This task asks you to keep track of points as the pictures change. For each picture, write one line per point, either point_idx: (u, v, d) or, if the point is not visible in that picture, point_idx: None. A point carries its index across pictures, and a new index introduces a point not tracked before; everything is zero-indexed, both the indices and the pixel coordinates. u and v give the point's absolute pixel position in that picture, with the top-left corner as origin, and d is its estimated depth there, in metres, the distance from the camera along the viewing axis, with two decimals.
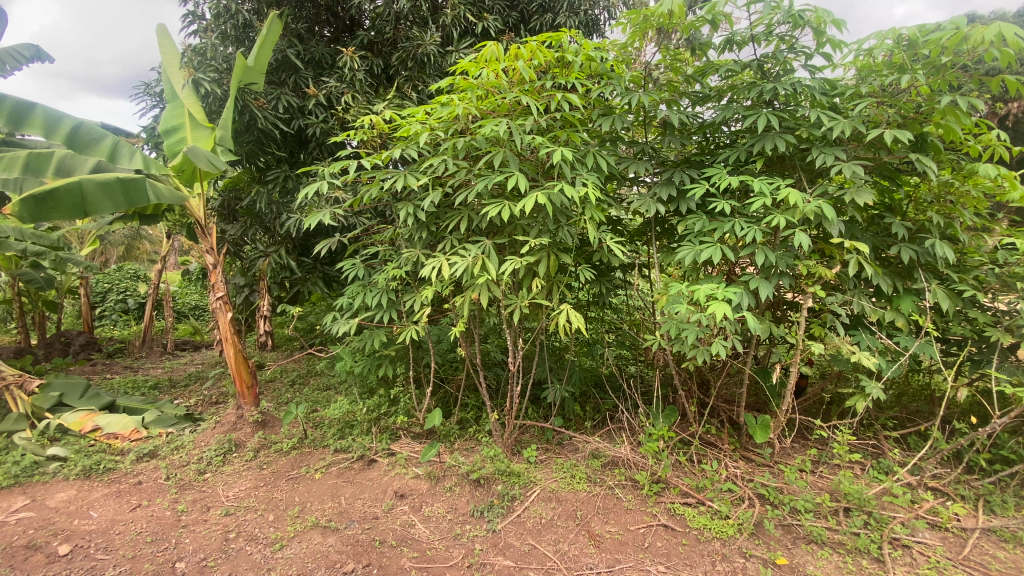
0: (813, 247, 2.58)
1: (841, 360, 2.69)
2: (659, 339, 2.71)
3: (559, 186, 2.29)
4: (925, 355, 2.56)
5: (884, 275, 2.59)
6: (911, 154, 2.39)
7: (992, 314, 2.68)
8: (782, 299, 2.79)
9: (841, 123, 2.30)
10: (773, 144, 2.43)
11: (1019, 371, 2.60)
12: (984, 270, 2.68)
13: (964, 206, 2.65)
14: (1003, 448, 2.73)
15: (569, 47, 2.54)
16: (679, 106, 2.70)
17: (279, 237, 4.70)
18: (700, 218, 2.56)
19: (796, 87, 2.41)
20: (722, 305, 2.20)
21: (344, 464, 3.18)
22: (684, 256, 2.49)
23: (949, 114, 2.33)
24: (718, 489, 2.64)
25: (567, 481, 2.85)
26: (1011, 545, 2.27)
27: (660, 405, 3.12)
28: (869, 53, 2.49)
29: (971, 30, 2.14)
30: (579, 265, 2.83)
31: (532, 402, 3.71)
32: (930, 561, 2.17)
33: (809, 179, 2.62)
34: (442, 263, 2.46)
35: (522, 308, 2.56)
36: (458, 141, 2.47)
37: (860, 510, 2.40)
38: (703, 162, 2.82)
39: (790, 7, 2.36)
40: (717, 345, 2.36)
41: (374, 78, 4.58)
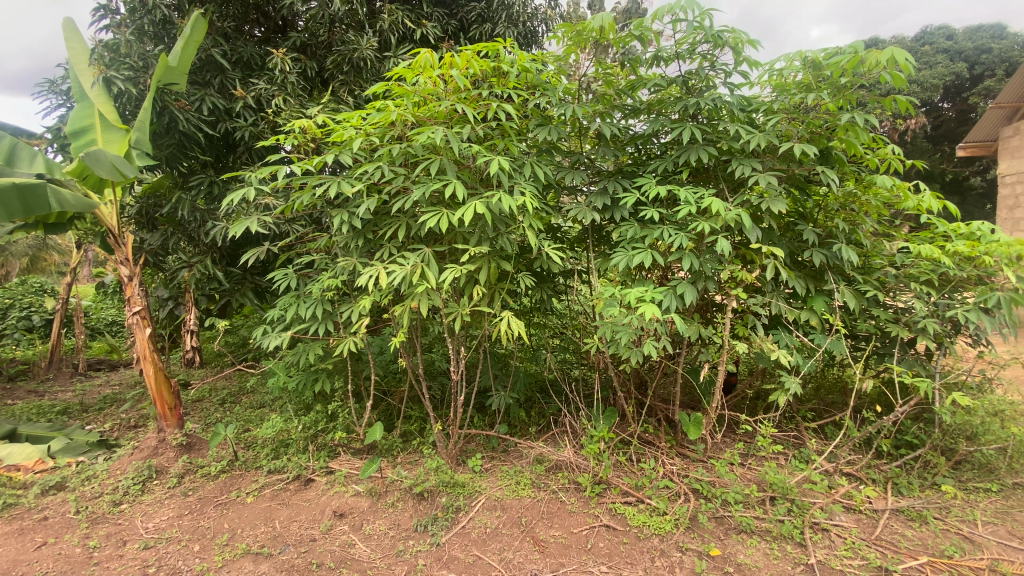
0: (735, 253, 2.74)
1: (764, 357, 2.87)
2: (597, 342, 2.77)
3: (494, 194, 2.29)
4: (837, 351, 2.77)
5: (799, 278, 2.79)
6: (818, 166, 2.59)
7: (893, 311, 2.95)
8: (710, 301, 2.95)
9: (756, 137, 2.46)
10: (697, 156, 2.57)
11: (916, 363, 2.88)
12: (884, 272, 2.94)
13: (866, 214, 2.92)
14: (905, 434, 3.01)
15: (505, 57, 2.58)
16: (612, 118, 2.80)
17: (203, 246, 4.41)
18: (632, 226, 2.64)
19: (718, 103, 2.56)
20: (653, 308, 2.28)
21: (279, 486, 3.02)
22: (618, 263, 2.57)
23: (849, 130, 2.56)
24: (656, 487, 2.74)
25: (511, 488, 2.85)
26: (916, 523, 2.48)
27: (600, 407, 3.23)
28: (780, 73, 2.65)
29: (865, 54, 2.36)
30: (521, 273, 2.84)
31: (478, 410, 3.69)
32: (846, 542, 2.34)
33: (731, 189, 2.78)
34: (379, 272, 2.37)
35: (463, 317, 2.52)
36: (393, 148, 2.42)
37: (784, 499, 2.56)
38: (635, 172, 2.94)
39: (710, 28, 2.49)
40: (648, 347, 2.46)
41: (308, 81, 4.44)
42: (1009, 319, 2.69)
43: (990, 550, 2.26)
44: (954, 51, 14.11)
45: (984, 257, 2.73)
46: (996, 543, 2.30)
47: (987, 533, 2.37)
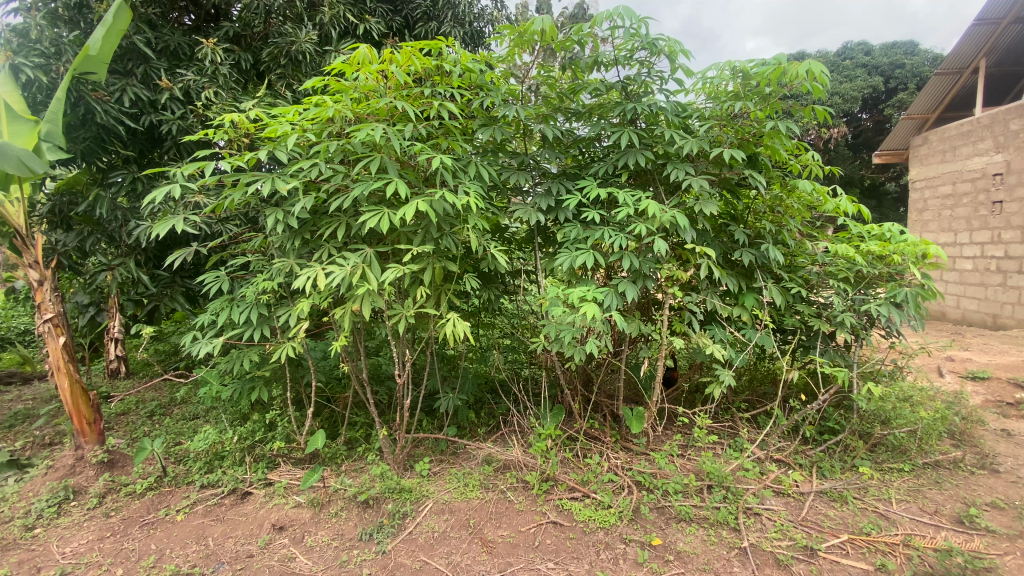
0: (673, 253, 2.85)
1: (701, 352, 3.00)
2: (543, 341, 2.79)
3: (436, 193, 2.26)
4: (767, 345, 2.92)
5: (731, 276, 2.94)
6: (746, 171, 2.73)
7: (816, 306, 3.16)
8: (650, 299, 3.04)
9: (689, 142, 2.56)
10: (635, 159, 2.65)
11: (836, 354, 3.10)
12: (808, 270, 3.14)
13: (791, 216, 3.10)
14: (828, 420, 3.24)
15: (447, 56, 2.55)
16: (555, 120, 2.83)
17: (126, 247, 4.10)
18: (575, 227, 2.69)
19: (654, 109, 2.65)
20: (593, 307, 2.34)
21: (213, 501, 2.85)
22: (562, 263, 2.60)
23: (774, 137, 2.72)
24: (601, 481, 2.81)
25: (459, 490, 2.83)
26: (837, 503, 2.65)
27: (547, 405, 3.27)
28: (712, 81, 2.78)
29: (788, 65, 2.50)
30: (466, 273, 2.82)
31: (426, 413, 3.64)
32: (776, 525, 2.47)
33: (668, 191, 2.88)
34: (317, 273, 2.29)
35: (408, 318, 2.47)
36: (329, 145, 2.33)
37: (721, 487, 2.68)
38: (578, 174, 2.99)
39: (646, 35, 2.57)
40: (590, 344, 2.51)
41: (242, 74, 4.23)
42: (914, 312, 2.95)
43: (901, 524, 2.45)
44: (871, 66, 15.30)
45: (892, 256, 2.97)
46: (907, 518, 2.49)
47: (900, 510, 2.56)
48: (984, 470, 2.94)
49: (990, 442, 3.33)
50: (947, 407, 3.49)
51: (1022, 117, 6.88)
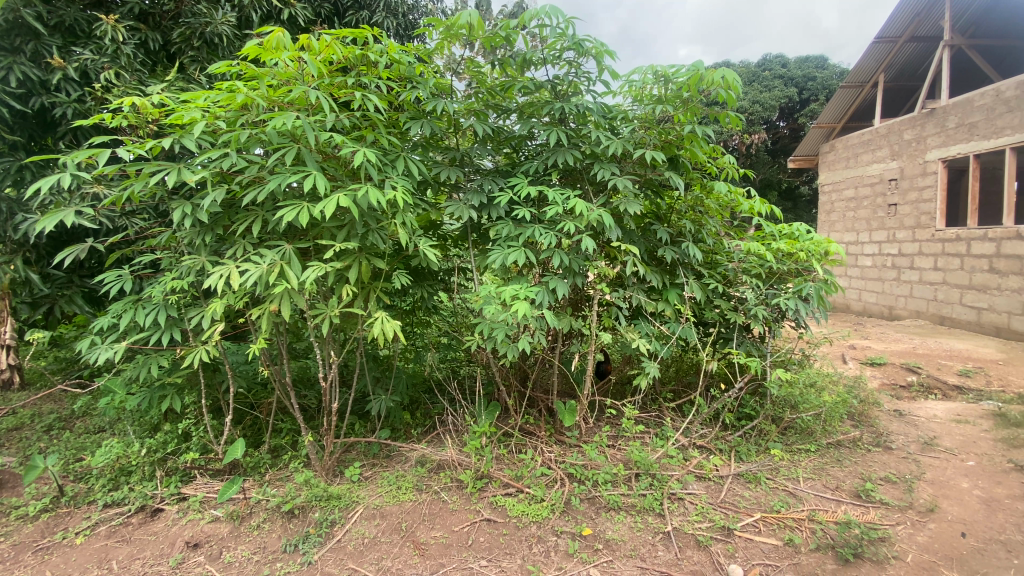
0: (600, 250, 2.92)
1: (629, 346, 3.11)
2: (475, 339, 2.78)
3: (360, 188, 2.18)
4: (689, 338, 3.07)
5: (655, 273, 3.06)
6: (668, 172, 2.84)
7: (733, 301, 3.35)
8: (580, 295, 3.11)
9: (614, 143, 2.64)
10: (564, 158, 2.69)
11: (751, 345, 3.31)
12: (725, 267, 3.33)
13: (710, 215, 3.27)
14: (745, 407, 3.45)
15: (372, 46, 2.47)
16: (485, 117, 2.82)
17: (12, 245, 3.57)
18: (507, 224, 2.69)
19: (581, 109, 2.71)
20: (525, 306, 2.35)
21: (118, 521, 2.61)
22: (494, 260, 2.59)
23: (693, 140, 2.85)
24: (534, 475, 2.84)
25: (392, 494, 2.76)
26: (752, 484, 2.82)
27: (482, 402, 3.27)
28: (636, 85, 2.87)
29: (704, 72, 2.62)
30: (396, 270, 2.74)
31: (358, 416, 3.53)
32: (697, 508, 2.59)
33: (596, 190, 2.95)
34: (230, 271, 2.15)
35: (333, 318, 2.36)
36: (242, 134, 2.19)
37: (647, 474, 2.79)
38: (509, 171, 2.99)
39: (572, 35, 2.61)
40: (522, 341, 2.52)
41: (150, 55, 3.91)
42: (818, 305, 3.20)
43: (807, 501, 2.65)
44: (787, 78, 16.45)
45: (798, 253, 3.21)
46: (813, 494, 2.70)
47: (806, 487, 2.77)
48: (879, 447, 3.25)
49: (883, 421, 3.69)
50: (847, 391, 3.83)
51: (913, 128, 7.65)
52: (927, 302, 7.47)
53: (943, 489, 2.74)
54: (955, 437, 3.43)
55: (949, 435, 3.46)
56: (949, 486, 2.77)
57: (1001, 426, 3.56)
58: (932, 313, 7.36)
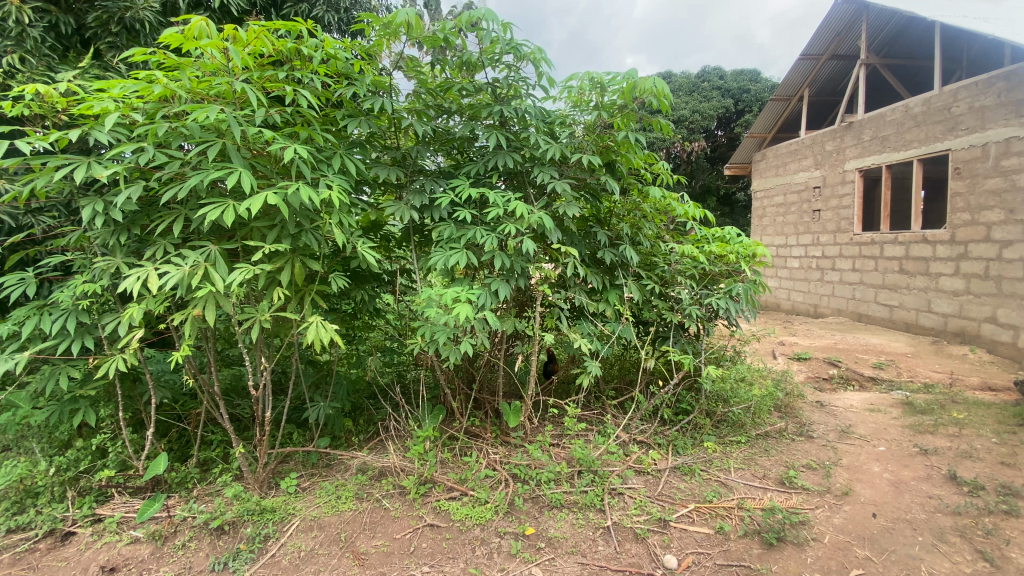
0: (542, 252, 2.96)
1: (571, 345, 3.17)
2: (417, 342, 2.74)
3: (290, 186, 2.11)
4: (628, 337, 3.17)
5: (595, 274, 3.14)
6: (605, 177, 2.93)
7: (669, 301, 3.48)
8: (523, 297, 3.14)
9: (553, 147, 2.69)
10: (505, 161, 2.71)
11: (686, 343, 3.46)
12: (662, 268, 3.46)
13: (647, 219, 3.38)
14: (682, 402, 3.60)
15: (306, 40, 2.39)
16: (426, 117, 2.79)
17: None
18: (448, 226, 2.67)
19: (521, 113, 2.74)
20: (465, 308, 2.34)
21: (21, 548, 2.38)
22: (435, 262, 2.56)
23: (629, 147, 2.94)
24: (478, 478, 2.83)
25: (331, 504, 2.67)
26: (687, 476, 2.94)
27: (426, 406, 3.23)
28: (575, 90, 2.93)
29: (638, 81, 2.71)
30: (333, 272, 2.66)
31: (296, 424, 3.39)
32: (635, 501, 2.68)
33: (537, 193, 2.99)
34: (149, 274, 2.01)
35: (263, 322, 2.26)
36: (160, 127, 2.05)
37: (589, 471, 2.85)
38: (451, 173, 2.98)
39: (511, 39, 2.63)
40: (464, 343, 2.51)
41: (61, 39, 3.60)
42: (747, 304, 3.38)
43: (737, 490, 2.79)
44: (724, 89, 17.34)
45: (729, 256, 3.39)
46: (742, 484, 2.85)
47: (736, 477, 2.92)
48: (802, 436, 3.48)
49: (806, 412, 3.96)
50: (775, 385, 4.09)
51: (833, 140, 8.26)
52: (847, 301, 8.07)
53: (857, 473, 2.96)
54: (869, 425, 3.72)
55: (863, 423, 3.76)
56: (863, 470, 3.00)
57: (907, 413, 3.90)
58: (851, 311, 7.96)
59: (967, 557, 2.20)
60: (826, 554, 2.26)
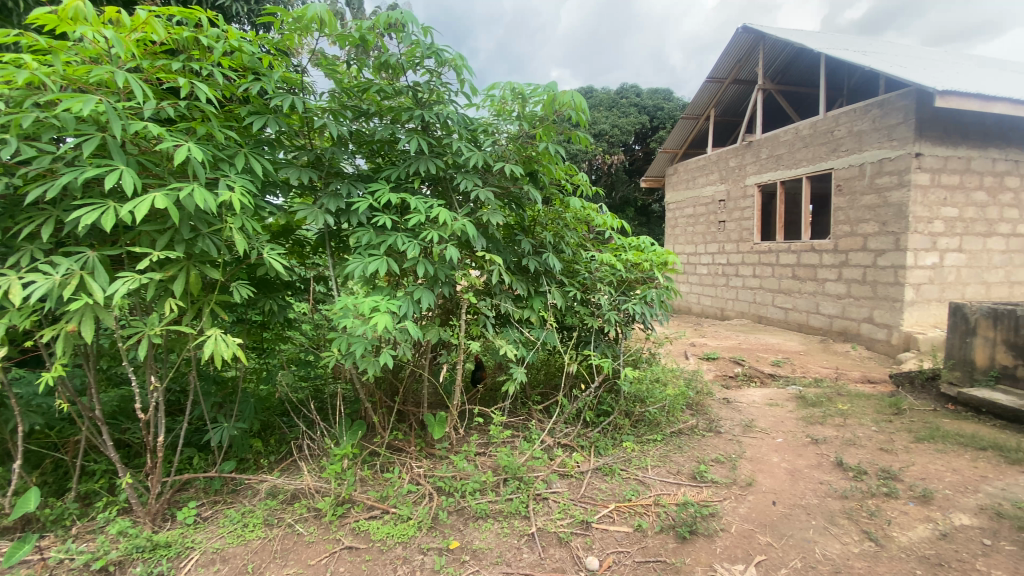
0: (466, 260, 2.93)
1: (496, 353, 3.15)
2: (333, 354, 2.60)
3: (184, 188, 1.92)
4: (552, 343, 3.22)
5: (520, 282, 3.15)
6: (527, 185, 2.96)
7: (591, 306, 3.58)
8: (447, 305, 3.08)
9: (475, 154, 2.68)
10: (426, 166, 2.66)
11: (607, 347, 3.58)
12: (584, 274, 3.56)
13: (568, 227, 3.46)
14: (603, 404, 3.72)
15: (206, 29, 2.20)
16: (342, 119, 2.67)
17: None
18: (367, 231, 2.55)
19: (443, 118, 2.70)
20: (384, 319, 2.24)
21: None
22: (352, 270, 2.44)
23: (550, 157, 3.00)
24: (401, 494, 2.73)
25: (236, 534, 2.45)
26: (608, 476, 3.03)
27: (345, 422, 3.06)
28: (497, 99, 2.94)
29: (558, 93, 2.77)
30: (237, 281, 2.46)
31: (197, 448, 3.09)
32: (559, 505, 2.71)
33: (460, 201, 2.95)
34: (8, 285, 1.74)
35: (153, 337, 2.03)
36: (25, 116, 1.79)
37: (515, 478, 2.85)
38: (370, 177, 2.86)
39: (431, 44, 2.59)
40: (383, 355, 2.40)
41: None
42: (661, 309, 3.56)
43: (654, 487, 2.92)
44: (641, 106, 18.36)
45: (644, 264, 3.55)
46: (659, 481, 2.98)
47: (653, 474, 3.05)
48: (711, 432, 3.72)
49: (715, 409, 4.24)
50: (687, 385, 4.34)
51: (736, 157, 9.00)
52: (748, 304, 8.79)
53: (759, 464, 3.21)
54: (768, 418, 4.06)
55: (763, 417, 4.09)
56: (764, 461, 3.25)
57: (800, 406, 4.31)
58: (752, 313, 8.68)
59: (854, 536, 2.43)
60: (734, 543, 2.41)
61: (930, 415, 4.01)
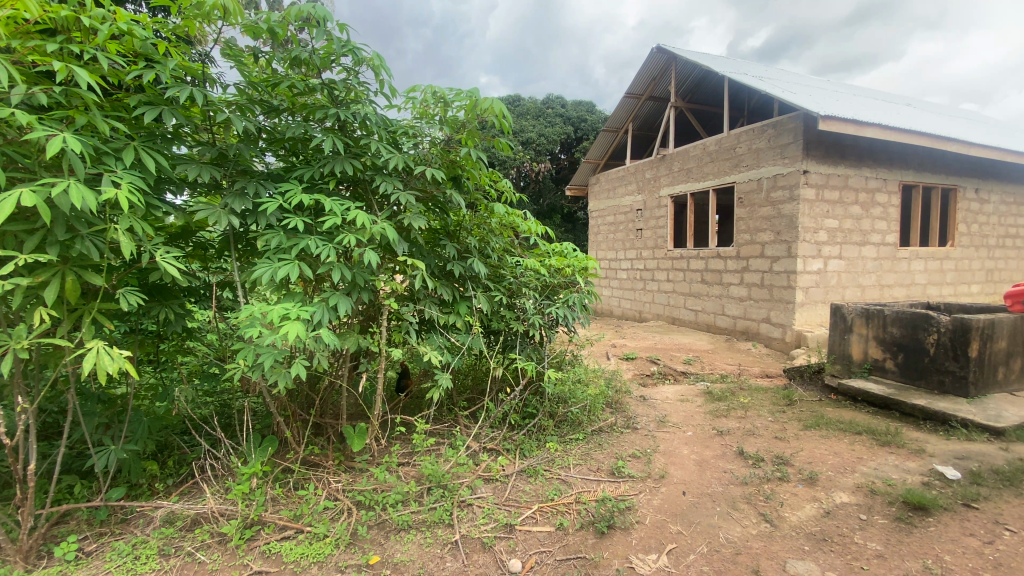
0: (387, 264, 2.85)
1: (419, 359, 3.09)
2: (239, 365, 2.42)
3: (58, 184, 1.72)
4: (477, 348, 3.21)
5: (444, 287, 3.12)
6: (449, 190, 2.93)
7: (516, 311, 3.62)
8: (367, 311, 2.98)
9: (395, 156, 2.62)
10: (342, 167, 2.56)
11: (532, 351, 3.64)
12: (510, 279, 3.60)
13: (492, 233, 3.48)
14: (528, 407, 3.78)
15: (88, 8, 1.99)
16: (250, 114, 2.51)
17: None
18: (277, 234, 2.41)
19: (361, 119, 2.62)
20: (295, 327, 2.12)
21: None
22: (260, 274, 2.29)
23: (472, 162, 3.00)
24: (316, 511, 2.60)
25: (124, 568, 2.20)
26: (532, 478, 3.07)
27: (254, 439, 2.85)
28: (418, 102, 2.91)
29: (479, 99, 2.79)
30: (125, 287, 2.22)
31: (77, 476, 2.74)
32: (483, 511, 2.70)
33: (380, 204, 2.88)
34: None
35: (19, 352, 1.79)
36: None
37: (439, 486, 2.80)
38: (281, 176, 2.71)
39: (348, 42, 2.51)
40: (295, 365, 2.27)
41: None
42: (583, 312, 3.67)
43: (576, 485, 3.00)
44: (566, 117, 18.97)
45: (566, 269, 3.66)
46: (580, 479, 3.07)
47: (575, 473, 3.14)
48: (629, 429, 3.90)
49: (632, 406, 4.45)
50: (607, 384, 4.52)
51: (651, 169, 9.55)
52: (663, 307, 9.33)
53: (672, 457, 3.41)
54: (680, 413, 4.33)
55: (675, 412, 4.36)
56: (675, 454, 3.46)
57: (708, 401, 4.64)
58: (667, 315, 9.23)
59: (753, 519, 2.65)
60: (648, 534, 2.54)
61: (816, 405, 4.47)
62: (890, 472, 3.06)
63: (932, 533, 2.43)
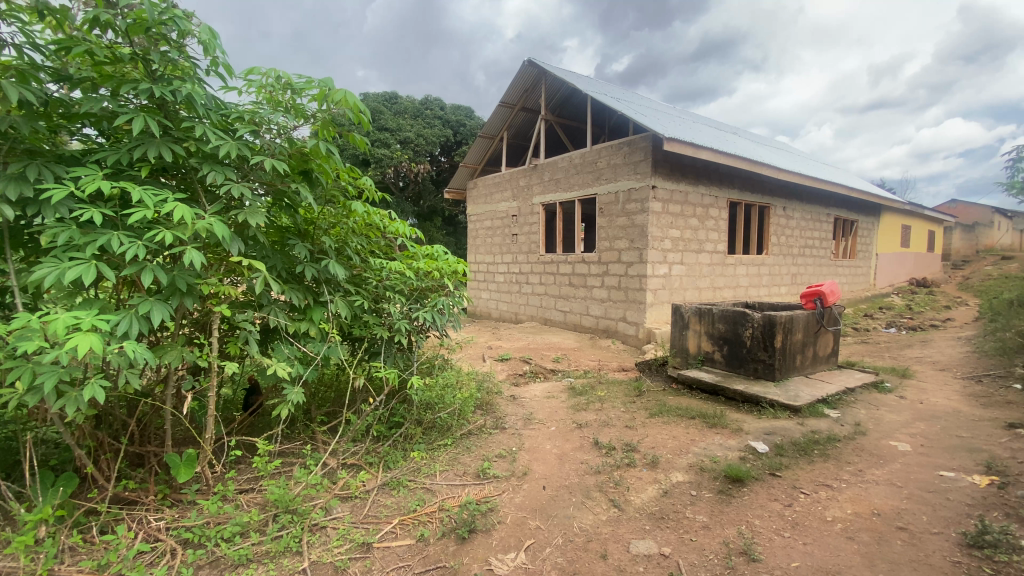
0: (221, 266, 2.53)
1: (263, 372, 2.79)
2: (12, 389, 1.95)
3: None
4: (333, 356, 2.99)
5: (294, 291, 2.86)
6: (296, 184, 2.68)
7: (380, 317, 3.45)
8: (199, 319, 2.61)
9: (227, 144, 2.33)
10: (159, 152, 2.21)
11: (398, 358, 3.51)
12: (372, 283, 3.42)
13: (352, 234, 3.28)
14: (394, 416, 3.67)
15: None
16: (32, 81, 2.06)
17: None
18: (66, 228, 1.99)
19: (184, 98, 2.28)
20: (86, 340, 1.76)
21: None
22: (40, 276, 1.87)
23: (324, 156, 2.78)
24: (128, 558, 2.20)
25: None
26: (394, 490, 2.95)
27: (43, 478, 2.33)
28: (260, 86, 2.64)
29: (330, 89, 2.60)
30: None
31: None
32: (338, 532, 2.52)
33: (212, 196, 2.54)
34: None
35: None
36: None
37: (287, 511, 2.55)
38: (80, 159, 2.26)
39: (168, 8, 2.18)
40: (89, 386, 1.89)
41: None
42: (451, 317, 3.62)
43: (440, 492, 2.95)
44: (445, 120, 18.92)
45: (433, 272, 3.58)
46: (445, 485, 3.03)
47: (440, 480, 3.09)
48: (498, 429, 3.97)
49: (502, 406, 4.54)
50: (478, 386, 4.56)
51: (523, 176, 9.93)
52: (536, 309, 9.74)
53: (535, 454, 3.53)
54: (546, 409, 4.52)
55: (542, 409, 4.55)
56: (538, 450, 3.60)
57: (571, 396, 4.92)
58: (539, 317, 9.65)
59: (603, 506, 2.84)
60: (509, 533, 2.58)
61: (662, 395, 4.98)
62: (716, 450, 3.51)
63: (745, 501, 2.83)
